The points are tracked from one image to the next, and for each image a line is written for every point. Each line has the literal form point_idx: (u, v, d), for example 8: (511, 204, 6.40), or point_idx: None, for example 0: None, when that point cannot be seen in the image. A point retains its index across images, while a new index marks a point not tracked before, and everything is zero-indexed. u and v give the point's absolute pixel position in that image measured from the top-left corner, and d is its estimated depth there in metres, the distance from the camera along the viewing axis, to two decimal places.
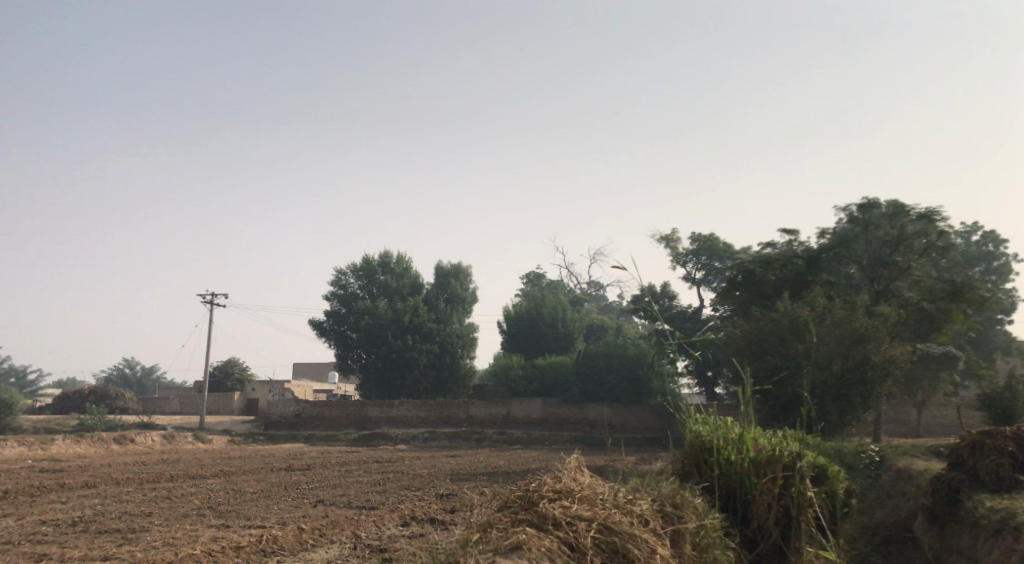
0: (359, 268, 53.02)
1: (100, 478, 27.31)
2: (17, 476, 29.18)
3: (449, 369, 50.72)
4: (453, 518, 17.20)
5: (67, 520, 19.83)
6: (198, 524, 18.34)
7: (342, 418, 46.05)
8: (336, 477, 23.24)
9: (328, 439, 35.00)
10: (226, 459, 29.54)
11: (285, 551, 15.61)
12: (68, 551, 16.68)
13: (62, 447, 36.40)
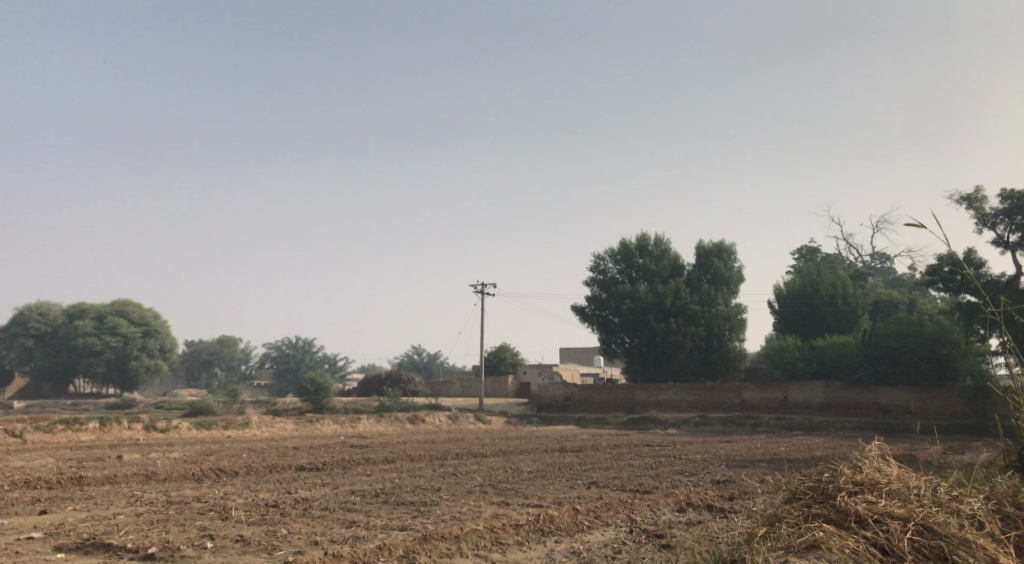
0: (618, 252, 53.16)
1: (399, 454, 29.54)
2: (331, 450, 32.34)
3: (717, 352, 49.37)
4: (732, 506, 16.57)
5: (369, 492, 21.55)
6: (480, 500, 19.15)
7: (610, 401, 46.47)
8: (608, 460, 23.33)
9: (600, 421, 35.34)
10: (508, 439, 30.77)
11: (562, 531, 15.83)
12: (371, 520, 18.09)
13: (365, 425, 39.90)
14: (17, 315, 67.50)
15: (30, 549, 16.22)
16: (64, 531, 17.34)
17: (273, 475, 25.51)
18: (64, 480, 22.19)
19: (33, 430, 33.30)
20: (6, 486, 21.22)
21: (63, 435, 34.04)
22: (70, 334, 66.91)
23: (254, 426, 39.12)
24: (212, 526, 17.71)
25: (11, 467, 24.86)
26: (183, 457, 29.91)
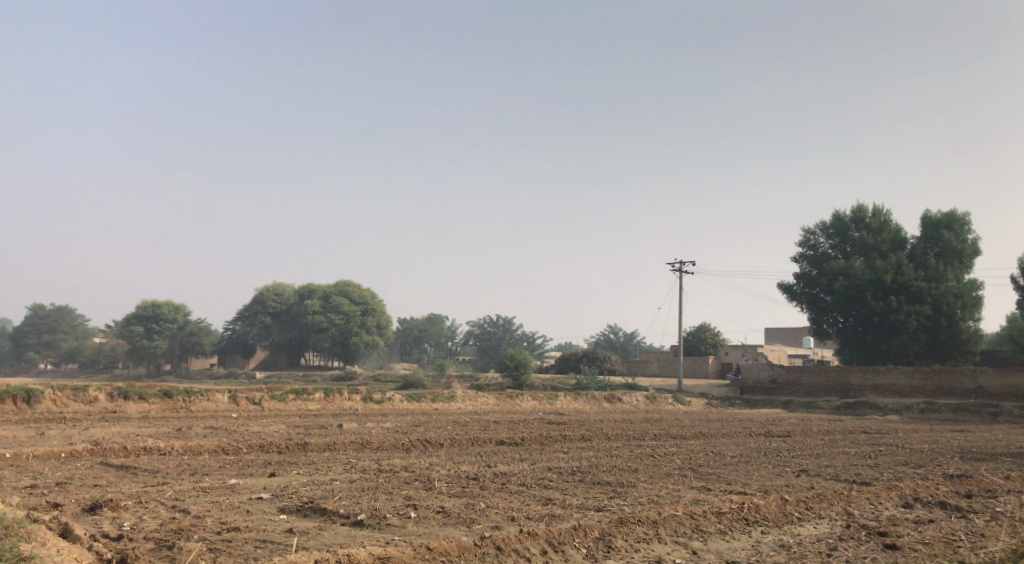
0: (830, 225, 49.84)
1: (597, 432, 29.10)
2: (530, 426, 32.42)
3: (946, 333, 45.12)
4: (971, 506, 14.77)
5: (566, 469, 21.20)
6: (680, 484, 18.30)
7: (821, 384, 43.74)
8: (820, 446, 21.70)
9: (810, 405, 33.17)
10: (709, 420, 29.50)
11: (769, 522, 14.72)
12: (568, 498, 17.72)
13: (563, 403, 39.84)
14: (257, 295, 73.60)
15: (257, 509, 17.17)
16: (287, 494, 18.23)
17: (475, 448, 25.83)
18: (291, 445, 23.48)
19: (266, 398, 35.79)
20: (240, 448, 22.74)
21: (293, 404, 36.31)
22: (301, 313, 71.87)
23: (459, 400, 40.07)
24: (417, 496, 17.99)
25: (247, 432, 26.70)
26: (394, 427, 31.07)
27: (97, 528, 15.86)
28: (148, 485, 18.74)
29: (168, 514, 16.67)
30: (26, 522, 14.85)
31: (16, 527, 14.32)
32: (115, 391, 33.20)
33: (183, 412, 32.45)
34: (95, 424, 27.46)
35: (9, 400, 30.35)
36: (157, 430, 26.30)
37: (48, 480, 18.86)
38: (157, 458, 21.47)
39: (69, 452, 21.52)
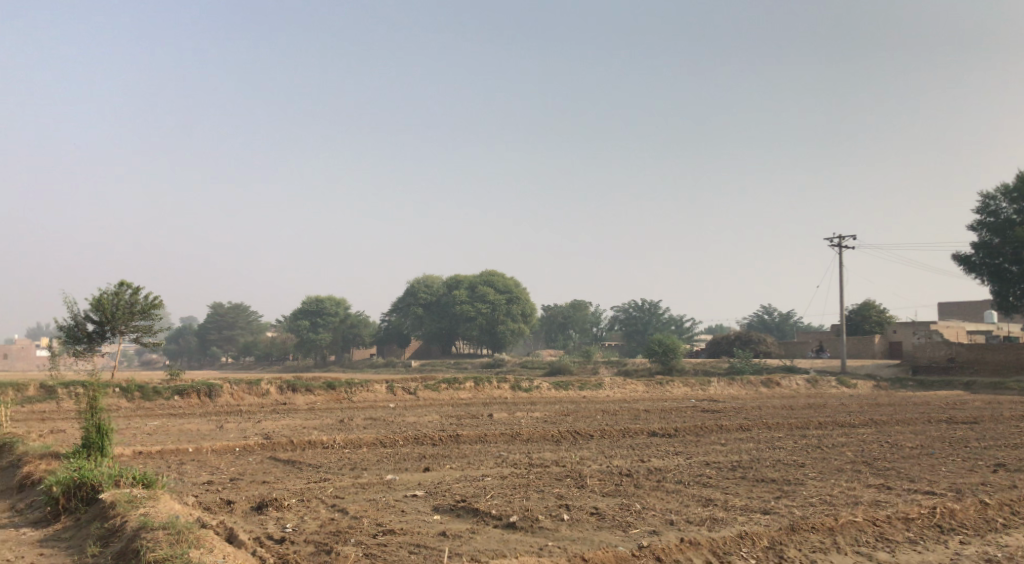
0: (1013, 188, 45.45)
1: (756, 421, 27.41)
2: (685, 414, 31.01)
3: None
4: None
5: (725, 465, 19.84)
6: (855, 481, 16.68)
7: (1006, 363, 40.02)
8: (1015, 435, 19.38)
9: (997, 386, 30.16)
10: (878, 406, 27.27)
11: (968, 530, 13.22)
12: (730, 498, 16.44)
13: (717, 388, 38.21)
14: (408, 288, 75.14)
15: (411, 508, 15.71)
16: (441, 491, 16.60)
17: (626, 440, 24.83)
18: (443, 436, 22.46)
19: (420, 388, 35.94)
20: (398, 441, 21.65)
21: (446, 393, 36.32)
22: (450, 303, 72.78)
23: (608, 387, 39.12)
24: (569, 495, 16.87)
25: (402, 423, 26.70)
26: (544, 417, 30.40)
27: (261, 529, 14.92)
28: (310, 482, 17.59)
29: (327, 514, 15.46)
30: (196, 526, 14.17)
31: (184, 532, 13.65)
32: (284, 383, 34.06)
33: (346, 404, 32.98)
34: (266, 417, 28.25)
35: (192, 395, 31.68)
36: (321, 423, 26.68)
37: (222, 476, 18.37)
38: (320, 452, 20.46)
39: (242, 446, 21.10)
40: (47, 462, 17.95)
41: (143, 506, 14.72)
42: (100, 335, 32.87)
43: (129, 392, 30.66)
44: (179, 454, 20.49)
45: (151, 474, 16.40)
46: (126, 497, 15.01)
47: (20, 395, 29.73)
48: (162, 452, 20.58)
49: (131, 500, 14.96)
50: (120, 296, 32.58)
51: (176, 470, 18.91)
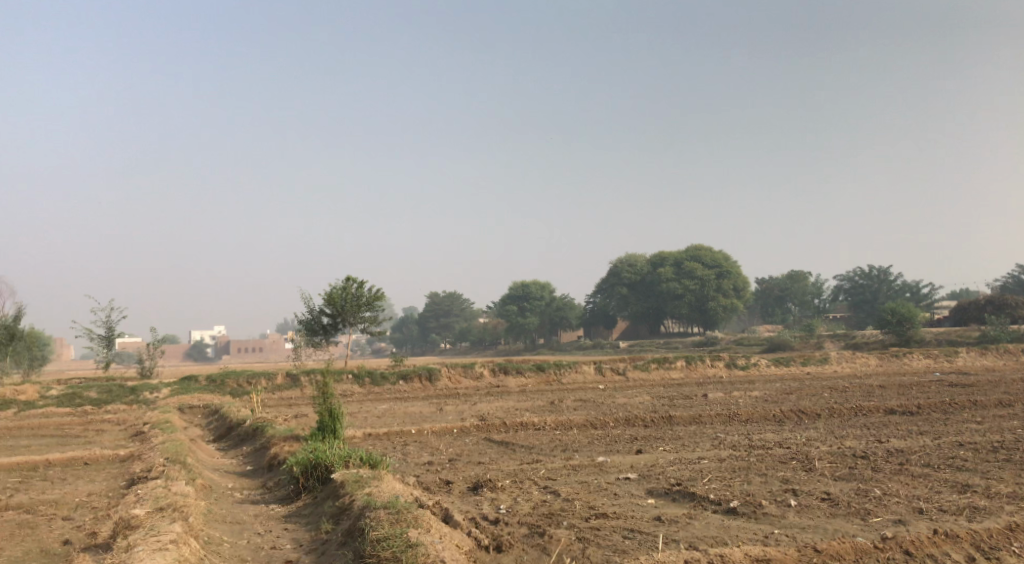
0: None
1: (1017, 396, 24.15)
2: (927, 390, 28.03)
3: None
4: None
5: (983, 446, 17.41)
6: None
7: None
8: None
9: None
10: None
11: None
12: (993, 485, 14.28)
13: (965, 360, 34.44)
14: (612, 268, 74.11)
15: (624, 492, 13.90)
16: (655, 474, 14.93)
17: (861, 419, 22.62)
18: (654, 418, 21.46)
19: (630, 368, 35.06)
20: (609, 422, 20.91)
21: (656, 373, 35.21)
22: (656, 281, 70.57)
23: (835, 362, 36.41)
24: (796, 479, 15.31)
25: (613, 404, 25.96)
26: (765, 396, 28.53)
27: (476, 510, 12.84)
28: (524, 463, 15.80)
29: (539, 496, 13.44)
30: (417, 505, 12.23)
31: (404, 512, 11.73)
32: (496, 366, 34.32)
33: (556, 386, 32.77)
34: (481, 399, 28.52)
35: (414, 379, 32.61)
36: (533, 405, 26.45)
37: (440, 457, 16.63)
38: (532, 433, 19.88)
39: (460, 427, 20.33)
40: (290, 444, 17.46)
41: (369, 486, 12.88)
42: (334, 327, 34.49)
43: (360, 378, 32.17)
44: (402, 436, 19.64)
45: (380, 458, 14.73)
46: (354, 476, 13.33)
47: (270, 383, 31.88)
48: (388, 433, 19.69)
49: (358, 480, 13.21)
50: (348, 290, 34.05)
51: (398, 450, 17.57)
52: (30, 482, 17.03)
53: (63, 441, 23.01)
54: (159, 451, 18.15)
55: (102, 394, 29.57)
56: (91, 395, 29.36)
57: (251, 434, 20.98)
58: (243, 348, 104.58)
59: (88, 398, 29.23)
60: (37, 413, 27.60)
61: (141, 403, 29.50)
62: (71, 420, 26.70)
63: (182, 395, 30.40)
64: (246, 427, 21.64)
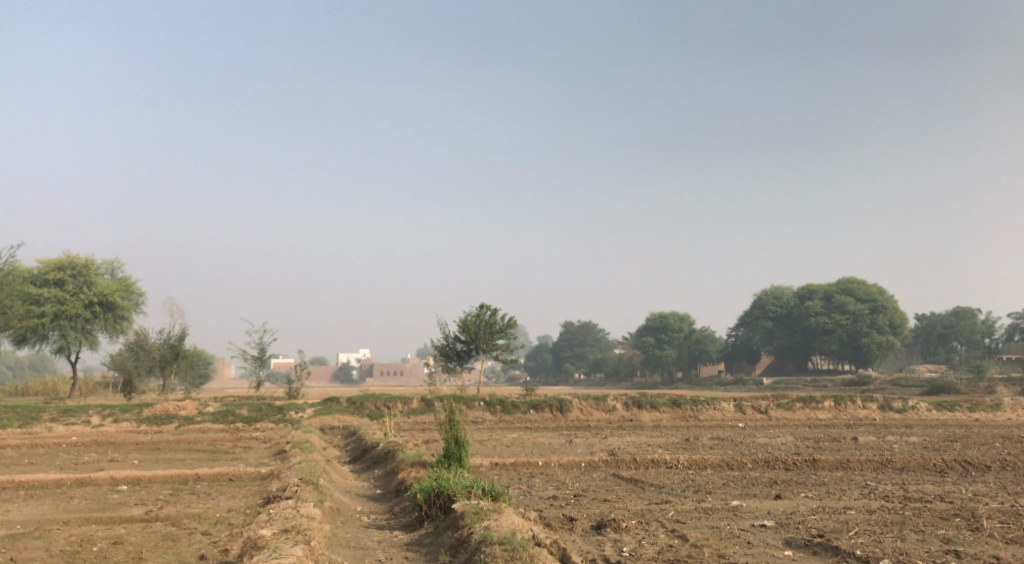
0: None
1: None
2: None
3: None
4: None
5: None
6: None
7: None
8: None
9: None
10: None
11: None
12: None
13: None
14: (756, 300, 71.44)
15: (759, 541, 12.88)
16: (794, 523, 13.79)
17: None
18: (798, 461, 20.09)
19: (773, 407, 33.29)
20: (746, 463, 19.75)
21: (801, 413, 33.25)
22: (803, 315, 67.12)
23: (1007, 409, 33.30)
24: (958, 539, 13.77)
25: (752, 444, 24.60)
26: (926, 443, 26.30)
27: (597, 551, 12.19)
28: (652, 503, 15.02)
29: (666, 540, 12.63)
30: (536, 543, 11.73)
31: (520, 550, 11.24)
32: (630, 399, 33.38)
33: (693, 422, 31.50)
34: (614, 433, 27.75)
35: (545, 410, 32.16)
36: (667, 441, 25.44)
37: (565, 491, 16.09)
38: (664, 471, 18.98)
39: (588, 461, 19.69)
40: (417, 470, 17.27)
41: (488, 519, 12.51)
42: (468, 353, 34.64)
43: (492, 406, 32.05)
44: (529, 467, 19.21)
45: (503, 490, 14.31)
46: (474, 508, 13.01)
47: (405, 407, 32.27)
48: (515, 463, 19.30)
49: (477, 512, 12.88)
50: (481, 317, 34.15)
51: (523, 482, 17.15)
52: (177, 494, 17.41)
53: (213, 456, 23.91)
54: (295, 470, 18.12)
55: (252, 412, 30.69)
56: (243, 412, 30.55)
57: (383, 457, 21.00)
58: (386, 371, 107.31)
59: (240, 415, 30.43)
60: (193, 428, 28.93)
61: (286, 422, 30.43)
62: (222, 436, 27.83)
63: (324, 416, 31.14)
64: (379, 449, 21.66)
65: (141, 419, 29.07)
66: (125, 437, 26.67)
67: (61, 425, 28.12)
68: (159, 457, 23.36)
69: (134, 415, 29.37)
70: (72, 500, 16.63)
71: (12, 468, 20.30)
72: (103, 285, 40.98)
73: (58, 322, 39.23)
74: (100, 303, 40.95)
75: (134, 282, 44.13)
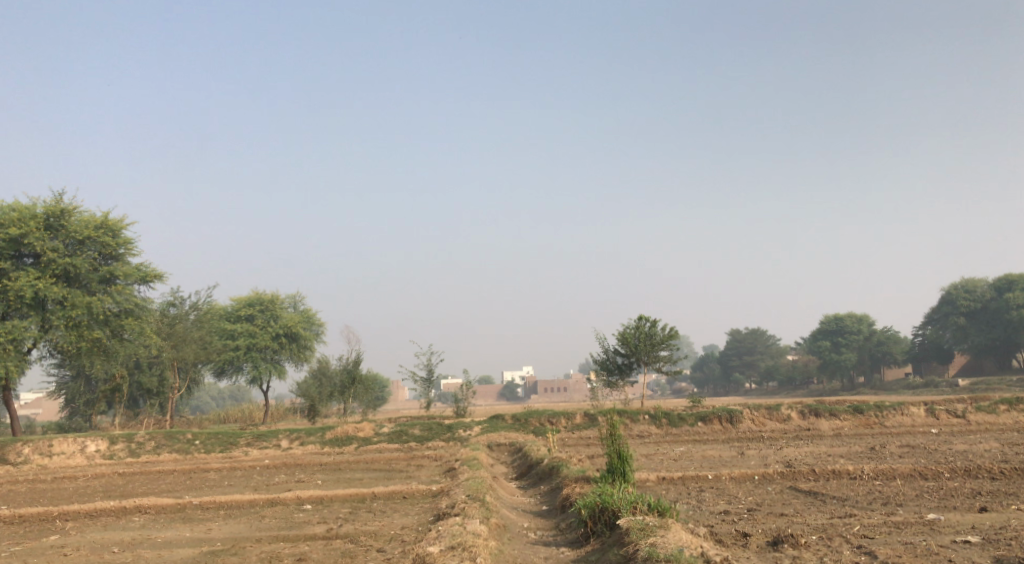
0: None
1: None
2: None
3: None
4: None
5: None
6: None
7: None
8: None
9: None
10: None
11: None
12: None
13: None
14: (945, 295, 66.32)
15: (963, 558, 11.47)
16: (1005, 539, 12.20)
17: None
18: (1006, 469, 18.18)
19: (971, 410, 30.57)
20: (943, 473, 18.09)
21: (1007, 416, 30.35)
22: (1002, 309, 61.60)
23: None
24: None
25: (950, 452, 22.56)
26: None
27: None
28: (835, 517, 13.94)
29: (851, 557, 11.61)
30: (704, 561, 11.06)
31: None
32: (806, 407, 31.63)
33: (878, 429, 29.43)
34: (790, 444, 26.30)
35: (715, 421, 31.01)
36: (850, 451, 23.84)
37: (738, 505, 15.28)
38: (847, 483, 17.73)
39: (762, 474, 18.68)
40: (581, 485, 16.90)
41: (655, 535, 11.97)
42: (629, 367, 34.12)
43: (657, 418, 31.26)
44: (698, 481, 18.45)
45: (671, 505, 13.69)
46: (640, 524, 12.50)
47: (570, 422, 32.05)
48: (684, 477, 18.61)
49: (643, 528, 12.36)
50: (640, 329, 33.46)
51: (692, 497, 16.43)
52: (356, 513, 17.86)
53: (389, 475, 24.55)
54: (462, 488, 18.19)
55: (425, 432, 31.36)
56: (416, 431, 31.28)
57: (548, 473, 20.82)
58: (551, 388, 107.60)
59: (414, 434, 31.16)
60: (371, 449, 29.87)
61: (456, 440, 30.90)
62: (398, 455, 28.60)
63: (492, 433, 31.38)
64: (544, 465, 21.47)
65: (324, 442, 30.34)
66: (311, 459, 27.89)
67: (255, 449, 29.75)
68: (340, 477, 24.22)
69: (317, 438, 30.66)
70: (263, 519, 17.37)
71: (211, 490, 21.57)
72: (287, 317, 43.27)
73: (250, 354, 41.63)
74: (286, 335, 43.24)
75: (314, 313, 46.36)
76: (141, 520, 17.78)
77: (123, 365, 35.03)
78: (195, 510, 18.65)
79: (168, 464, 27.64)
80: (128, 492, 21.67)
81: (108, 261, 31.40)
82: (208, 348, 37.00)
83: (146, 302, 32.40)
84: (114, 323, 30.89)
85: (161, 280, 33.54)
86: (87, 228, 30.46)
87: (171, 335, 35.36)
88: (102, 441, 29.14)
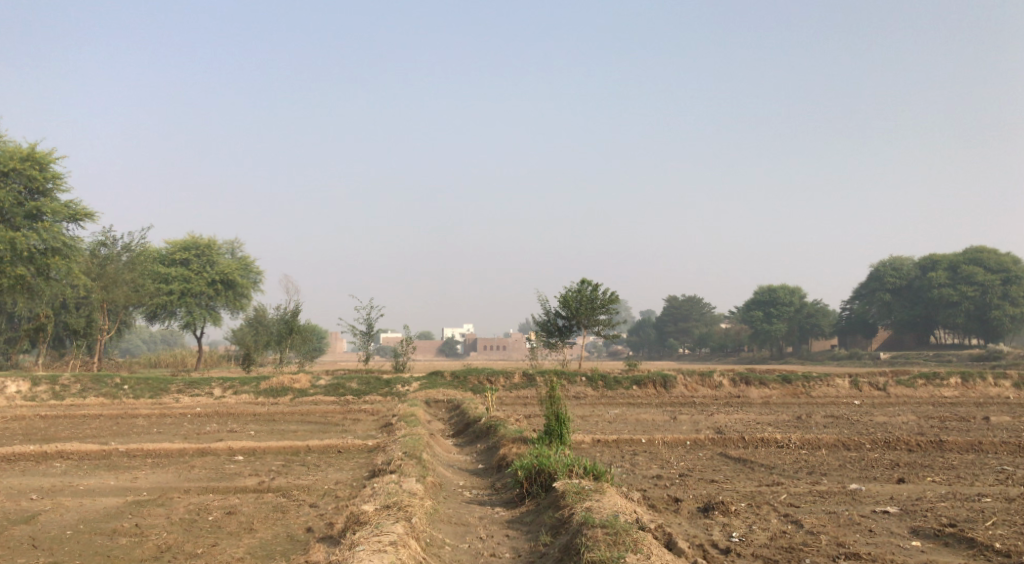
0: None
1: None
2: None
3: None
4: None
5: None
6: None
7: None
8: None
9: None
10: None
11: None
12: None
13: None
14: (874, 272, 68.04)
15: (882, 529, 11.83)
16: (922, 511, 12.62)
17: None
18: (923, 442, 18.83)
19: (892, 384, 31.57)
20: (864, 444, 18.68)
21: (924, 390, 31.44)
22: (925, 287, 63.55)
23: None
24: None
25: (872, 423, 23.32)
26: None
27: (705, 535, 11.56)
28: (763, 485, 14.28)
29: (777, 525, 11.89)
30: (636, 526, 11.19)
31: (623, 534, 10.76)
32: (737, 375, 32.30)
33: (804, 399, 30.21)
34: (720, 410, 26.86)
35: (649, 385, 31.46)
36: (777, 419, 24.43)
37: (669, 470, 15.56)
38: (774, 451, 18.17)
39: (693, 439, 19.02)
40: (518, 446, 16.95)
41: (590, 500, 12.10)
42: (568, 329, 34.35)
43: (593, 381, 31.62)
44: (632, 444, 18.72)
45: (606, 469, 13.84)
46: (575, 487, 12.63)
47: (507, 382, 32.24)
48: (618, 440, 18.84)
49: (578, 491, 12.48)
50: (582, 293, 33.62)
51: (626, 460, 16.67)
52: (289, 466, 17.68)
53: (324, 428, 24.35)
54: (399, 444, 18.13)
55: (362, 385, 31.19)
56: (353, 385, 31.08)
57: (484, 432, 20.90)
58: (490, 346, 108.41)
59: (351, 388, 30.96)
60: (307, 401, 29.61)
61: (393, 395, 30.79)
62: (334, 408, 28.39)
63: (429, 389, 31.36)
64: (480, 424, 21.56)
65: (259, 392, 29.95)
66: (245, 409, 27.53)
67: (186, 396, 29.20)
68: (274, 428, 23.94)
69: (252, 388, 30.23)
70: (193, 469, 17.08)
71: (139, 437, 21.11)
72: (224, 264, 42.38)
73: (185, 299, 40.75)
74: (222, 281, 42.37)
75: (252, 260, 45.52)
76: (64, 466, 17.33)
77: (48, 305, 33.95)
78: (121, 457, 18.26)
79: (94, 408, 26.96)
80: (51, 436, 21.12)
81: (34, 195, 30.34)
82: (140, 291, 36.04)
83: (75, 241, 31.38)
84: (40, 261, 29.82)
85: (91, 220, 32.60)
86: (12, 159, 29.29)
87: (101, 276, 34.33)
88: (24, 382, 28.29)
